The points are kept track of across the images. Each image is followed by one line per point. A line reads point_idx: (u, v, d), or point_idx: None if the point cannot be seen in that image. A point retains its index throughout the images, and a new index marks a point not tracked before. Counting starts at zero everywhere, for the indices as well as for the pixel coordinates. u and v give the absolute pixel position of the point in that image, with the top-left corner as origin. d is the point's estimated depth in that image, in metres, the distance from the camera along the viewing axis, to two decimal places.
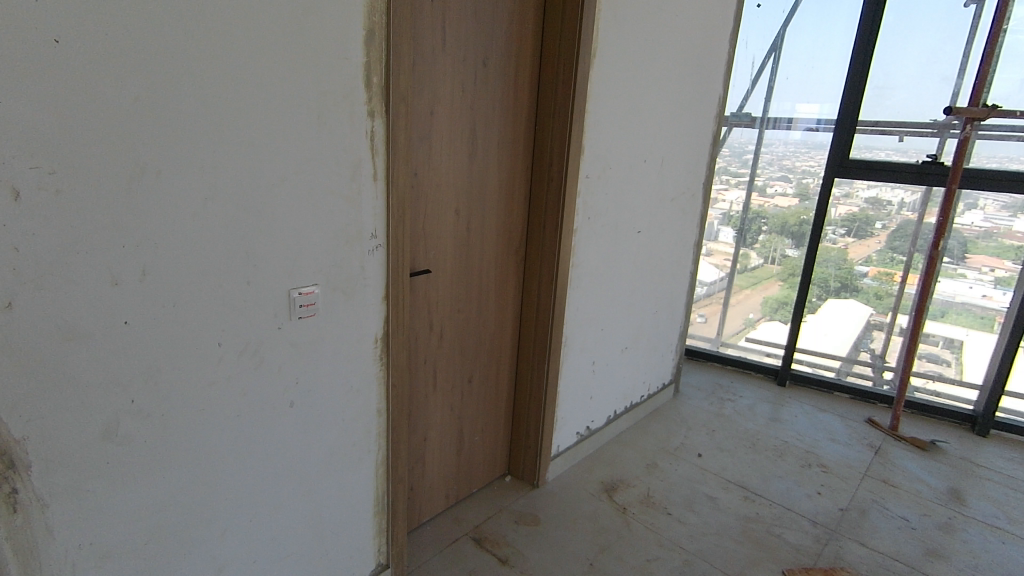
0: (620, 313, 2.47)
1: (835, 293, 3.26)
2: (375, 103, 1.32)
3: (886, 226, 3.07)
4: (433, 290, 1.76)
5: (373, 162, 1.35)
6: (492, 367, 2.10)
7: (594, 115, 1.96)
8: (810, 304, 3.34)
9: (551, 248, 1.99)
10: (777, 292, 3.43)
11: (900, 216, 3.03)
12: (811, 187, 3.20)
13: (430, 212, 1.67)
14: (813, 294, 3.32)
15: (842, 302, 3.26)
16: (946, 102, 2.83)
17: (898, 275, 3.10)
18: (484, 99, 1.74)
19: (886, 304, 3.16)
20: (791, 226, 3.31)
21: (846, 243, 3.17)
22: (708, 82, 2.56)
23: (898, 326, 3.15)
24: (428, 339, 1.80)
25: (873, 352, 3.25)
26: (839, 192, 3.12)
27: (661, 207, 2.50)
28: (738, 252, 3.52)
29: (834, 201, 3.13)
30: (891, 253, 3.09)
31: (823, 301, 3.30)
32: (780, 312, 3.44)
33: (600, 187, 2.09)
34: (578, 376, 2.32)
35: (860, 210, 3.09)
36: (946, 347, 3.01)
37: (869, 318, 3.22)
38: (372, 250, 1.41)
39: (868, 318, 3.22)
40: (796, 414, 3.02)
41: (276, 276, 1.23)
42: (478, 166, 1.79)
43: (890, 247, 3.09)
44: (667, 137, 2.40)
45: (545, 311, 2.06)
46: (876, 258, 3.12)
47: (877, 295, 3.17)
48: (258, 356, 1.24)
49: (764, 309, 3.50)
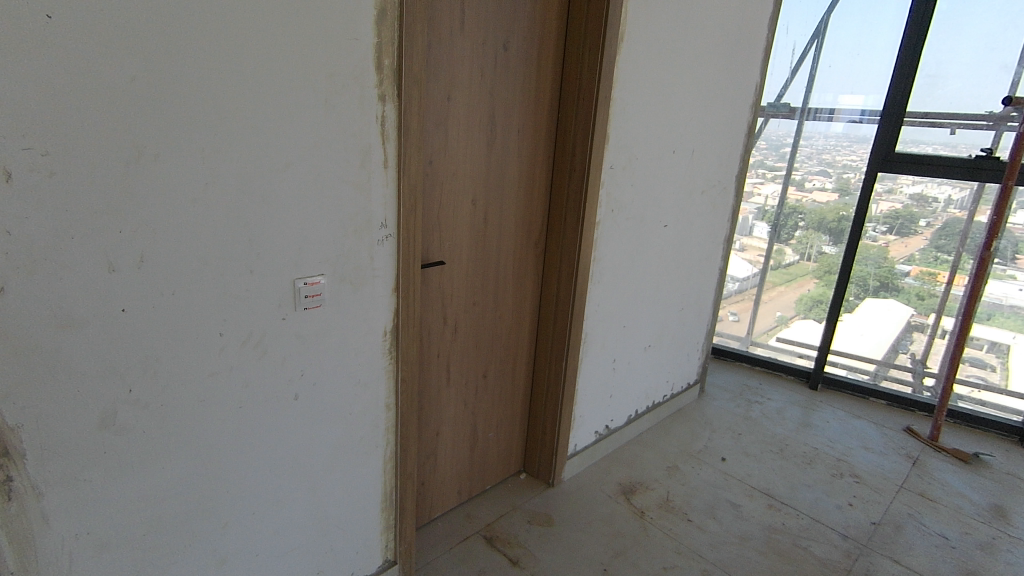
0: (643, 310, 2.38)
1: (873, 293, 3.10)
2: (386, 88, 1.26)
3: (930, 224, 2.89)
4: (448, 282, 1.71)
5: (383, 148, 1.30)
6: (509, 361, 2.04)
7: (621, 103, 1.87)
8: (846, 304, 3.18)
9: (571, 240, 1.92)
10: (812, 290, 3.29)
11: (946, 213, 2.84)
12: (853, 182, 3.03)
13: (445, 201, 1.62)
14: (850, 294, 3.16)
15: (880, 301, 3.10)
16: (1004, 92, 2.63)
17: (941, 275, 2.93)
18: (504, 84, 1.67)
19: (928, 305, 2.98)
20: (830, 222, 3.16)
21: (887, 241, 3.00)
22: (744, 69, 2.43)
23: (942, 330, 2.98)
24: (442, 333, 1.75)
25: (912, 355, 3.08)
26: (881, 187, 2.94)
27: (690, 200, 2.40)
28: (772, 248, 3.38)
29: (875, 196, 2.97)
30: (935, 252, 2.91)
31: (860, 301, 3.15)
32: (815, 310, 3.30)
33: (625, 179, 2.00)
34: (598, 374, 2.25)
35: (904, 207, 2.92)
36: (991, 351, 2.82)
37: (909, 319, 3.04)
38: (382, 240, 1.36)
39: (908, 320, 3.05)
40: (828, 419, 2.89)
41: (280, 265, 1.19)
42: (497, 154, 1.72)
43: (934, 245, 2.91)
44: (699, 127, 2.29)
45: (564, 305, 1.99)
46: (920, 257, 2.95)
47: (919, 295, 2.99)
48: (262, 347, 1.21)
49: (798, 307, 3.35)
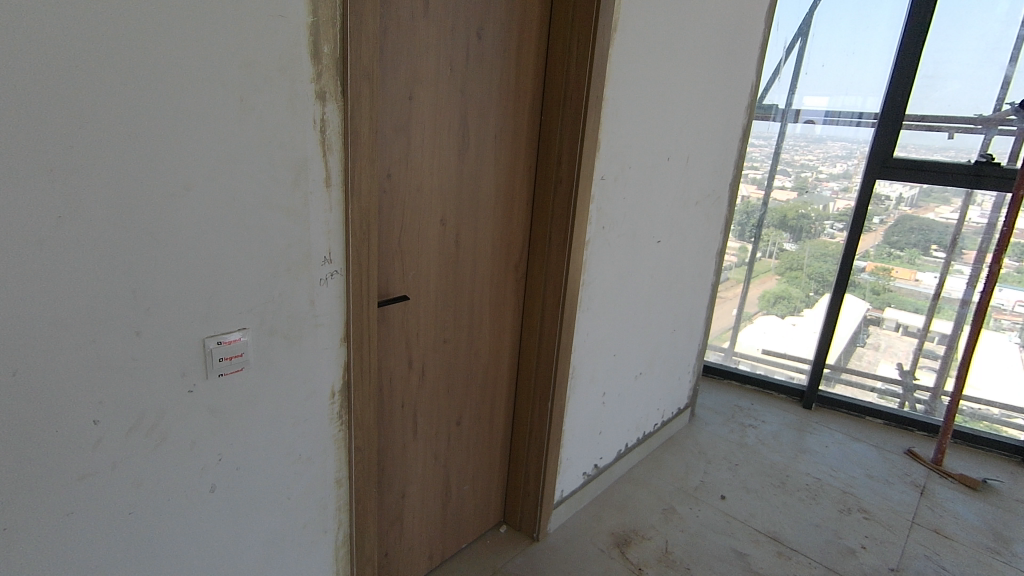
0: (634, 335, 2.13)
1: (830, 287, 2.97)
2: (328, 82, 0.96)
3: (883, 222, 2.78)
4: (412, 319, 1.43)
5: (324, 162, 0.99)
6: (487, 403, 1.76)
7: (613, 104, 1.61)
8: (806, 298, 3.06)
9: (557, 262, 1.65)
10: (775, 286, 3.13)
11: (897, 211, 2.74)
12: (811, 180, 2.92)
13: (407, 223, 1.33)
14: (810, 288, 3.03)
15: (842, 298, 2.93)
16: (995, 94, 2.49)
17: (895, 270, 2.82)
18: (478, 81, 1.38)
19: (883, 298, 2.87)
20: (790, 221, 3.02)
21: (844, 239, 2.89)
22: (739, 66, 2.20)
23: (933, 333, 2.81)
24: (407, 379, 1.46)
25: (872, 349, 2.94)
26: (834, 184, 2.86)
27: (684, 212, 2.15)
28: (735, 245, 3.19)
29: (829, 194, 2.88)
30: (888, 248, 2.81)
31: (820, 296, 3.01)
32: (778, 306, 3.14)
33: (616, 192, 1.74)
34: (587, 410, 1.99)
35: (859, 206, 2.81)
36: (941, 342, 2.81)
37: (864, 313, 2.92)
38: (325, 279, 1.05)
39: (864, 314, 2.92)
40: (826, 443, 2.70)
41: (183, 322, 0.88)
42: (471, 165, 1.44)
43: (887, 241, 2.80)
44: (694, 131, 2.05)
45: (549, 338, 1.72)
46: (874, 253, 2.83)
47: (874, 289, 2.87)
48: (160, 431, 0.90)
49: (760, 303, 3.19)
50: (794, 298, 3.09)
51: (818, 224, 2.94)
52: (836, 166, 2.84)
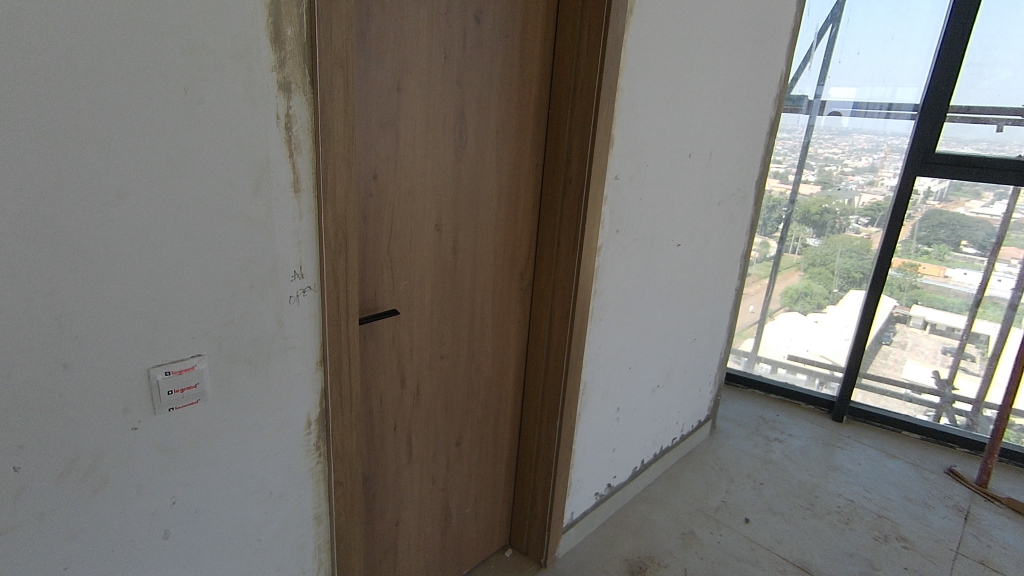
0: (650, 346, 1.97)
1: (854, 285, 2.78)
2: (294, 71, 0.83)
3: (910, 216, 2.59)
4: (405, 334, 1.30)
5: (291, 164, 0.86)
6: (490, 421, 1.63)
7: (628, 96, 1.45)
8: (829, 295, 2.88)
9: (566, 269, 1.50)
10: (798, 282, 2.95)
11: (926, 205, 2.55)
12: (835, 174, 2.74)
13: (397, 230, 1.20)
14: (833, 284, 2.85)
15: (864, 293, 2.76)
16: None
17: (922, 266, 2.62)
18: (477, 71, 1.25)
19: (910, 294, 2.66)
20: (813, 216, 2.84)
21: (870, 233, 2.70)
22: (768, 55, 2.03)
23: (975, 335, 2.59)
24: (399, 400, 1.34)
25: (899, 347, 2.74)
26: (859, 178, 2.67)
27: (706, 213, 1.99)
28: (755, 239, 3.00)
29: (855, 188, 2.69)
30: (915, 244, 2.61)
31: (844, 292, 2.82)
32: (801, 303, 2.96)
33: (632, 192, 1.59)
34: (599, 427, 1.85)
35: (884, 200, 2.64)
36: (970, 339, 2.61)
37: (891, 310, 2.71)
38: (295, 296, 0.92)
39: (890, 312, 2.71)
40: (858, 460, 2.52)
41: (123, 350, 0.76)
42: (469, 164, 1.30)
43: (915, 237, 2.60)
44: (717, 125, 1.88)
45: (558, 351, 1.58)
46: (904, 249, 2.63)
47: (900, 286, 2.67)
48: (99, 475, 0.78)
49: (782, 300, 3.01)
50: (817, 295, 2.91)
51: (842, 219, 2.76)
52: (862, 159, 2.66)
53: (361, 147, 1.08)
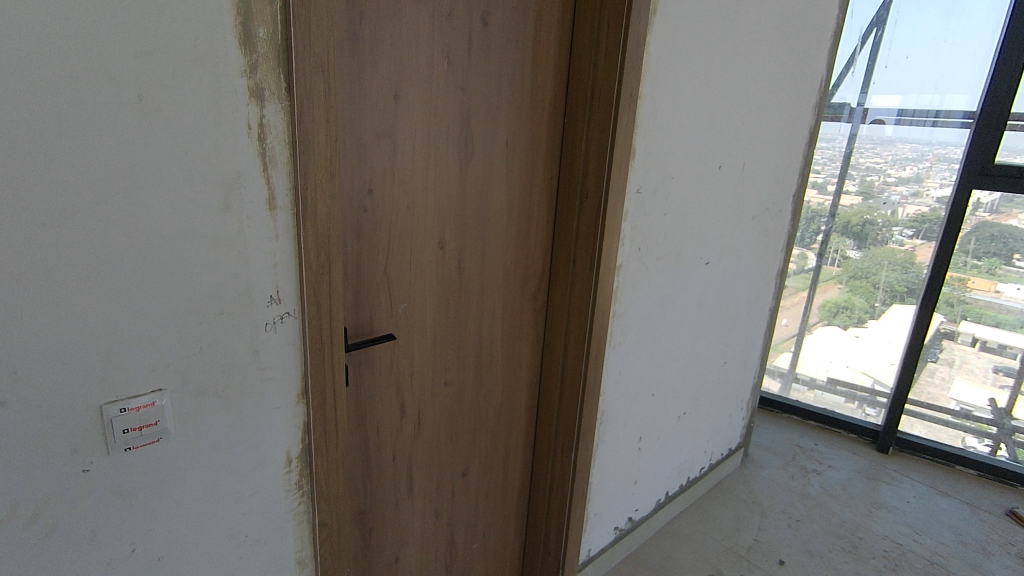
0: (676, 372, 1.84)
1: (899, 299, 2.59)
2: (269, 76, 0.75)
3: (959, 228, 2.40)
4: (404, 359, 1.21)
5: (265, 179, 0.78)
6: (500, 451, 1.52)
7: (651, 104, 1.34)
8: (869, 309, 2.68)
9: (582, 290, 1.39)
10: (838, 295, 2.74)
11: (974, 217, 2.36)
12: (878, 184, 2.54)
13: (396, 249, 1.11)
14: (875, 298, 2.65)
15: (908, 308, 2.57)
16: None
17: (971, 280, 2.41)
18: (483, 77, 1.16)
19: (956, 310, 2.46)
20: (854, 227, 2.63)
21: (914, 245, 2.52)
22: (807, 59, 1.88)
23: None
24: (399, 429, 1.25)
25: (946, 365, 2.52)
26: (903, 188, 2.48)
27: (738, 228, 1.85)
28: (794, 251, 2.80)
29: (898, 199, 2.50)
30: (964, 257, 2.40)
31: (887, 307, 2.63)
32: (841, 317, 2.75)
33: (655, 207, 1.47)
34: (618, 459, 1.72)
35: (931, 211, 2.45)
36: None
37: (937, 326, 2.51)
38: (272, 323, 0.84)
39: (938, 327, 2.51)
40: (907, 497, 2.31)
41: (71, 386, 0.68)
42: (476, 177, 1.21)
43: (966, 249, 2.39)
44: (751, 134, 1.75)
45: (573, 378, 1.46)
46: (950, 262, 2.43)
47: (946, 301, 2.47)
48: (45, 523, 0.70)
49: (821, 313, 2.79)
50: (857, 308, 2.71)
51: (884, 230, 2.57)
52: (907, 169, 2.47)
53: (354, 159, 1.00)
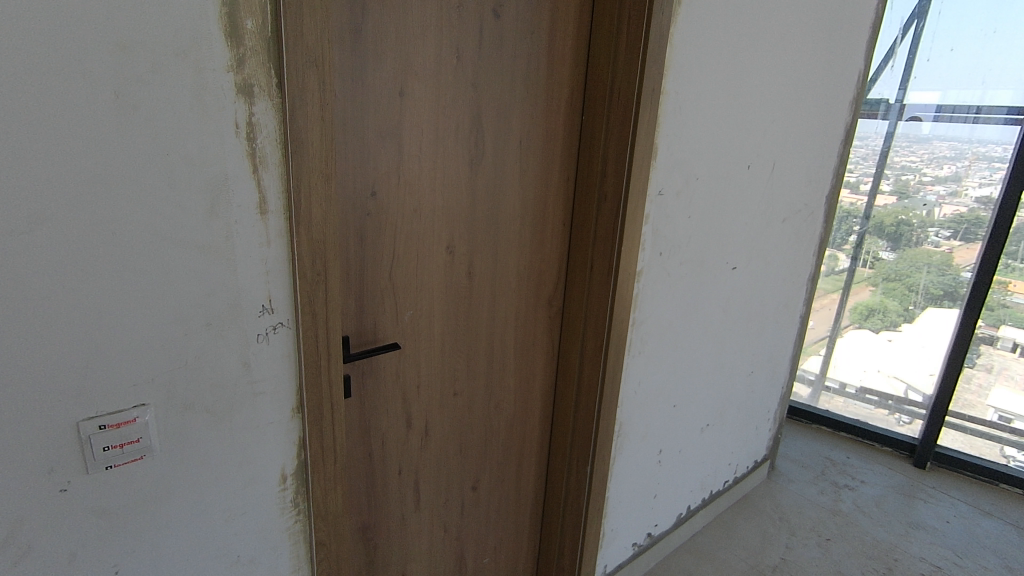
0: (699, 382, 1.75)
1: (935, 302, 2.45)
2: (259, 73, 0.70)
3: None
4: (411, 369, 1.16)
5: (255, 182, 0.73)
6: (512, 463, 1.46)
7: (675, 101, 1.26)
8: (903, 311, 2.54)
9: (599, 298, 1.32)
10: (869, 298, 2.60)
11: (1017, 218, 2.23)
12: (913, 184, 2.41)
13: (402, 254, 1.06)
14: (910, 301, 2.51)
15: (943, 311, 2.44)
16: None
17: (1013, 284, 2.27)
18: (495, 73, 1.09)
19: (997, 314, 2.31)
20: (887, 228, 2.50)
21: (951, 247, 2.38)
22: (844, 53, 1.78)
23: None
24: (405, 442, 1.20)
25: (984, 371, 2.37)
26: (940, 188, 2.35)
27: (767, 232, 1.76)
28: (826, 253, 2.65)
29: (934, 199, 2.37)
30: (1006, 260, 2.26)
31: (921, 310, 2.49)
32: (872, 321, 2.61)
33: (678, 210, 1.39)
34: (637, 472, 1.65)
35: (969, 211, 2.32)
36: None
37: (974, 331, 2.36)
38: (264, 333, 0.79)
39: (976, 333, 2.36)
40: (946, 517, 2.18)
41: (46, 401, 0.64)
42: (487, 179, 1.15)
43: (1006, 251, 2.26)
44: (782, 134, 1.65)
45: (589, 389, 1.39)
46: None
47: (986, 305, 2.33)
48: (21, 545, 0.66)
49: (851, 317, 2.65)
50: (890, 311, 2.56)
51: (920, 231, 2.43)
52: (943, 168, 2.34)
53: (357, 161, 0.95)
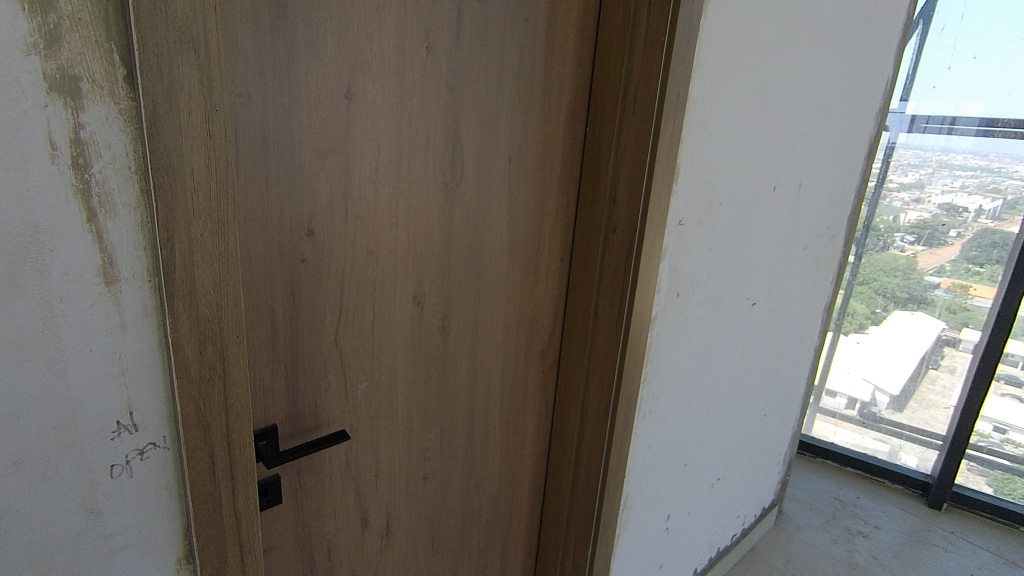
0: (712, 435, 1.52)
1: (901, 305, 2.29)
2: (89, 56, 0.42)
3: (960, 236, 2.14)
4: (366, 456, 0.89)
5: (91, 234, 0.45)
6: (496, 549, 1.19)
7: (701, 111, 1.01)
8: (870, 315, 2.37)
9: (604, 351, 1.07)
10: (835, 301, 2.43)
11: (976, 224, 2.10)
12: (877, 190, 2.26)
13: (352, 311, 0.79)
14: (876, 304, 2.34)
15: (908, 314, 2.29)
16: None
17: (973, 287, 2.16)
18: (476, 70, 0.83)
19: (962, 317, 2.19)
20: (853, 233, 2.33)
21: (914, 253, 2.24)
22: (873, 55, 1.55)
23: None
24: (359, 546, 0.93)
25: (948, 372, 2.25)
26: (905, 194, 2.20)
27: (788, 262, 1.53)
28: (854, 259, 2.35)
29: (899, 205, 2.22)
30: (966, 263, 2.15)
31: (886, 313, 2.33)
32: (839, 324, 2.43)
33: (699, 242, 1.14)
34: (642, 546, 1.40)
35: (932, 218, 2.17)
36: None
37: (939, 334, 2.24)
38: (122, 463, 0.51)
39: (938, 335, 2.24)
40: (971, 568, 1.98)
41: None
42: (467, 207, 0.88)
43: (964, 255, 2.15)
44: (809, 150, 1.43)
45: (590, 461, 1.14)
46: (950, 269, 2.18)
47: (948, 308, 2.21)
48: None
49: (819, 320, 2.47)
50: (857, 314, 2.39)
51: (885, 236, 2.27)
52: (907, 175, 2.19)
53: (284, 188, 0.68)
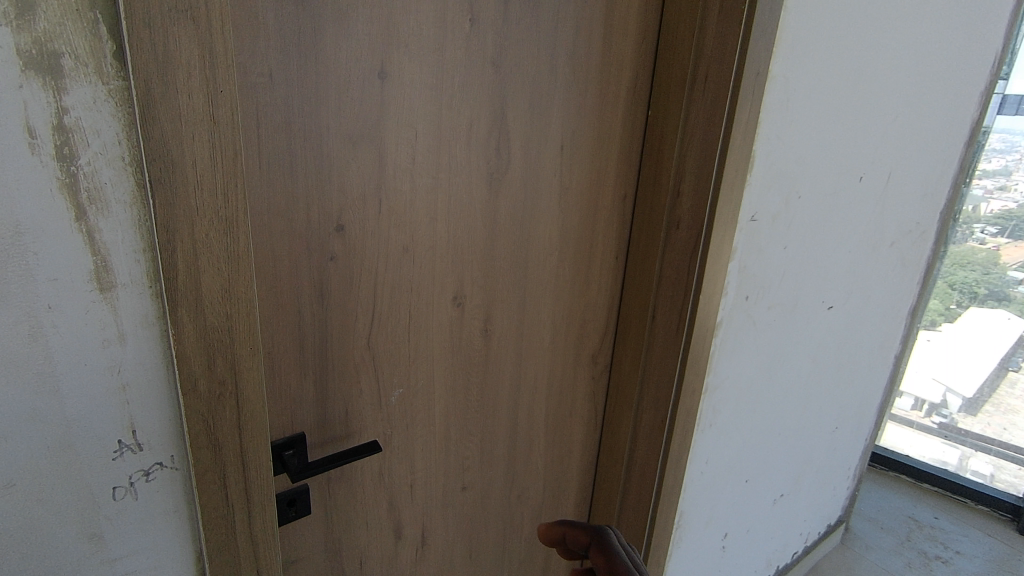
0: (777, 448, 1.39)
1: (979, 301, 2.11)
2: (70, 28, 0.36)
3: None
4: (401, 465, 0.83)
5: (80, 235, 0.39)
6: (538, 561, 1.12)
7: (782, 91, 0.89)
8: (943, 311, 2.20)
9: (662, 358, 0.97)
10: None
11: None
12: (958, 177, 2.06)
13: (386, 313, 0.73)
14: (952, 300, 2.16)
15: (988, 312, 2.10)
16: None
17: None
18: (526, 45, 0.74)
19: None
20: None
21: (997, 245, 2.04)
22: (982, 26, 1.36)
23: None
24: (393, 558, 0.87)
25: None
26: (988, 181, 1.99)
27: (872, 260, 1.37)
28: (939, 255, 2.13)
29: (981, 194, 2.01)
30: None
31: (963, 310, 2.15)
32: None
33: (773, 239, 1.02)
34: (695, 564, 1.30)
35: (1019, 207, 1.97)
36: None
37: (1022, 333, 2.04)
38: (126, 487, 0.46)
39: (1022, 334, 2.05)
40: None
41: None
42: (513, 199, 0.80)
43: None
44: (902, 135, 1.26)
45: (643, 475, 1.04)
46: None
47: None
48: None
49: None
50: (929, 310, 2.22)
51: (964, 227, 2.08)
52: (991, 161, 1.97)
53: (311, 180, 0.61)
